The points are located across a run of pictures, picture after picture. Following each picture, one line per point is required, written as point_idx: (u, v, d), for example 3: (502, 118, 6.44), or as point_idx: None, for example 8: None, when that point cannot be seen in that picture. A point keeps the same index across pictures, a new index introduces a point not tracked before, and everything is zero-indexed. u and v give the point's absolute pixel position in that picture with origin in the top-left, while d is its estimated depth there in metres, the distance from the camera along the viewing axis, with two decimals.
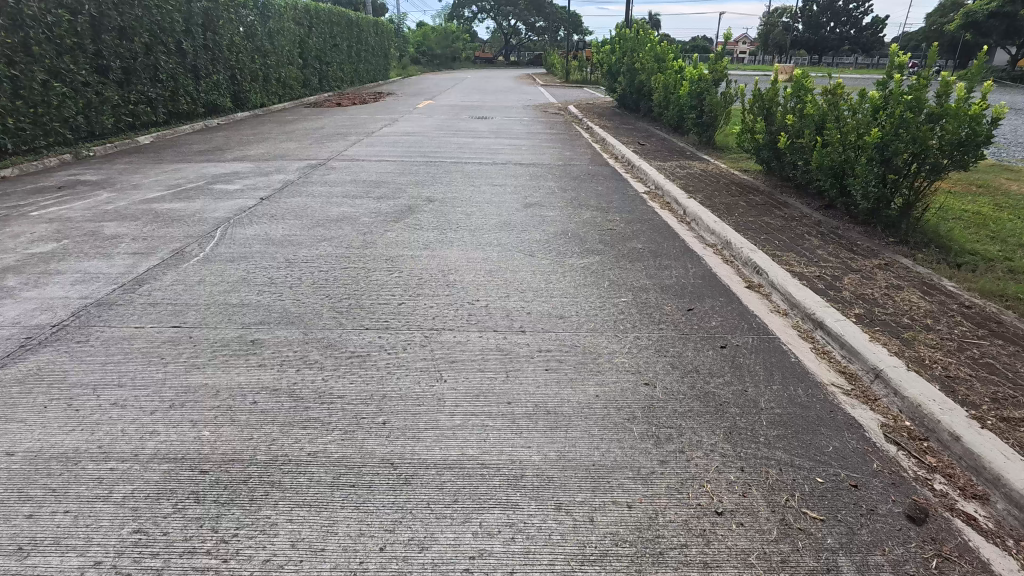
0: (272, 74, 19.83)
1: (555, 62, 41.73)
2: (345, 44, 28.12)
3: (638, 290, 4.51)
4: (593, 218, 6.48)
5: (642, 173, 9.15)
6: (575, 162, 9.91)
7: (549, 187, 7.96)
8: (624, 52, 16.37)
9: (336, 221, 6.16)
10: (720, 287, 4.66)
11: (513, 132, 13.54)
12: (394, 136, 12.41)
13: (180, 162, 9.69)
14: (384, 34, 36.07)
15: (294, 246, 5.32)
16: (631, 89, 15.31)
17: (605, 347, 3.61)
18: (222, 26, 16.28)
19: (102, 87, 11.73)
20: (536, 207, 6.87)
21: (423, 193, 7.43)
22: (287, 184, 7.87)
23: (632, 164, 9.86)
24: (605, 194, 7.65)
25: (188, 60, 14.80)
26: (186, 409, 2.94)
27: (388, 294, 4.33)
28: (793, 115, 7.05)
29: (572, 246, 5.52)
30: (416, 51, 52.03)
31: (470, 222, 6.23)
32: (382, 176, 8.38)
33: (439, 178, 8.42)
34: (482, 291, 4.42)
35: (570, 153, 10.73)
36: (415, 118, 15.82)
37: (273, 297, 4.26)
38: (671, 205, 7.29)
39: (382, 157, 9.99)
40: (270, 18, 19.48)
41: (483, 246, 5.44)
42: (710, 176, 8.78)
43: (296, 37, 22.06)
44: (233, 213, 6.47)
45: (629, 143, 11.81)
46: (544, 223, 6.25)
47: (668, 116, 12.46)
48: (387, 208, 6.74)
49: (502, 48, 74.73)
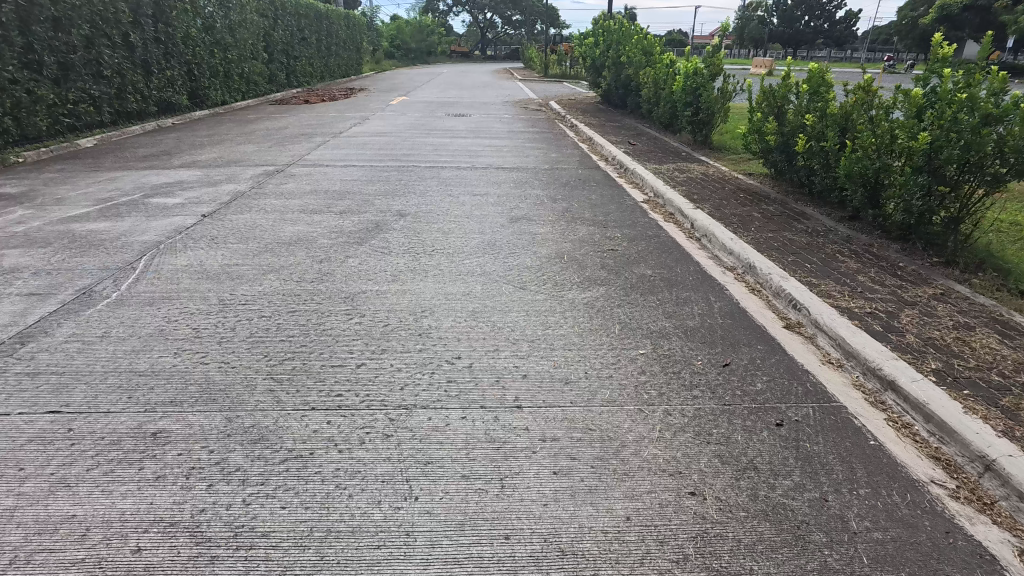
0: (234, 69, 18.59)
1: (532, 56, 40.72)
2: (314, 37, 26.83)
3: (657, 336, 3.65)
4: (591, 236, 5.59)
5: (637, 177, 8.29)
6: (563, 165, 9.01)
7: (537, 197, 7.05)
8: (609, 45, 15.47)
9: (289, 245, 5.20)
10: (756, 329, 3.82)
11: (493, 131, 12.61)
12: (363, 136, 11.38)
13: (117, 170, 8.56)
14: (355, 27, 34.70)
15: (233, 281, 4.36)
16: (617, 83, 14.48)
17: (630, 431, 2.73)
18: (175, 17, 15.01)
19: (33, 85, 10.51)
20: (523, 222, 5.96)
21: (393, 206, 6.48)
22: (237, 196, 6.86)
23: (625, 166, 9.00)
24: (601, 204, 6.78)
25: (137, 55, 13.55)
26: (32, 570, 2.00)
27: (344, 351, 3.39)
28: (812, 115, 6.25)
29: (570, 275, 4.62)
30: (389, 45, 50.68)
31: (447, 243, 5.30)
32: (347, 185, 7.41)
33: (412, 186, 7.45)
34: (465, 343, 3.52)
35: (556, 155, 9.84)
36: (387, 115, 14.79)
37: (192, 359, 3.29)
38: (676, 217, 6.44)
39: (349, 162, 8.97)
40: (231, 9, 18.24)
41: (463, 277, 4.51)
42: (713, 180, 7.96)
43: (260, 30, 20.81)
44: (166, 235, 5.46)
45: (619, 143, 10.96)
46: (535, 243, 5.34)
47: (659, 113, 11.64)
48: (349, 226, 5.78)
49: (478, 41, 73.41)
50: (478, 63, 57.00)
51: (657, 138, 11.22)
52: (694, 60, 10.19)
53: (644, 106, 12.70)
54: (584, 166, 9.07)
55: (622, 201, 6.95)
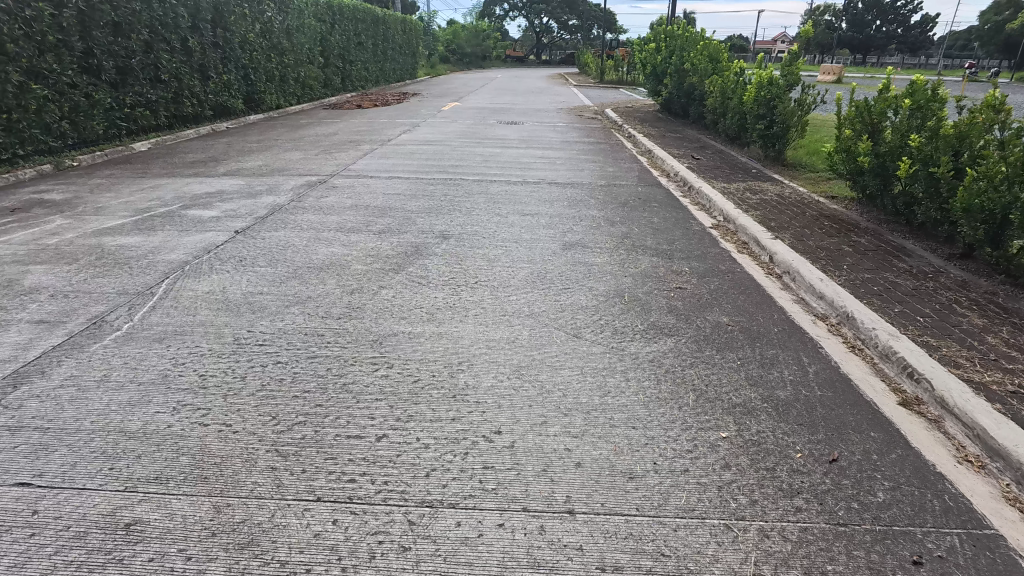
0: (290, 73, 18.73)
1: (588, 62, 40.03)
2: (370, 43, 27.02)
3: (741, 412, 2.99)
4: (655, 269, 4.93)
5: (704, 196, 7.53)
6: (620, 181, 8.34)
7: (592, 218, 6.42)
8: (672, 51, 14.62)
9: (320, 270, 4.76)
10: (866, 408, 3.10)
11: (546, 141, 12.05)
12: (412, 144, 11.02)
13: (163, 177, 8.43)
14: (412, 33, 34.93)
15: (254, 314, 3.94)
16: (680, 92, 13.67)
17: (715, 563, 2.10)
18: (233, 22, 15.20)
19: (92, 89, 10.63)
20: (577, 250, 5.34)
21: (436, 225, 6.00)
22: (274, 210, 6.53)
23: (689, 183, 8.25)
24: (665, 230, 6.07)
25: (194, 59, 13.74)
26: None
27: (363, 416, 2.88)
28: (919, 136, 5.41)
29: (631, 320, 3.98)
30: (446, 49, 50.96)
31: (491, 273, 4.75)
32: (389, 200, 6.97)
33: (458, 202, 6.94)
34: (507, 410, 2.95)
35: (613, 169, 9.17)
36: (438, 122, 14.46)
37: (190, 418, 2.83)
38: (751, 248, 5.70)
39: (394, 173, 8.57)
40: (289, 14, 18.41)
41: (508, 318, 3.94)
42: (792, 203, 7.12)
43: (317, 34, 20.99)
44: (195, 253, 5.13)
45: (681, 157, 10.21)
46: (591, 277, 4.72)
47: (727, 125, 10.81)
48: (386, 249, 5.29)
49: (533, 47, 73.17)
50: (533, 68, 56.64)
51: (723, 152, 10.40)
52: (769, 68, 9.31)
53: (709, 116, 11.88)
54: (643, 182, 8.37)
55: (688, 227, 6.24)
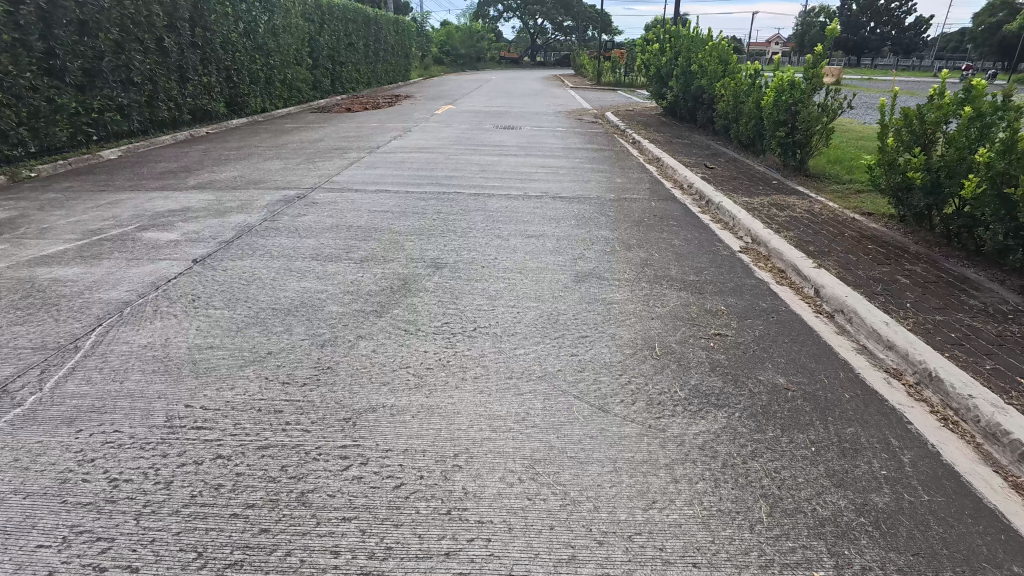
0: (276, 75, 17.92)
1: (585, 63, 39.28)
2: (362, 44, 26.25)
3: (834, 537, 2.22)
4: (686, 309, 4.17)
5: (725, 212, 6.79)
6: (631, 195, 7.58)
7: (606, 241, 5.65)
8: (678, 52, 13.88)
9: (287, 313, 3.97)
10: (995, 523, 2.34)
11: (546, 147, 11.30)
12: (402, 152, 10.24)
13: (125, 191, 7.63)
14: (405, 34, 34.13)
15: (198, 379, 3.16)
16: (686, 94, 12.96)
17: None
18: (213, 21, 14.43)
19: (54, 93, 9.81)
20: (592, 283, 4.58)
21: (426, 251, 5.24)
22: (243, 232, 5.74)
23: (706, 196, 7.51)
24: (690, 256, 5.30)
25: (171, 60, 12.95)
26: None
27: (323, 551, 2.10)
28: (990, 150, 4.69)
29: (668, 385, 3.22)
30: (439, 50, 50.19)
31: (493, 316, 3.98)
32: (374, 219, 6.18)
33: (451, 223, 6.15)
34: (518, 535, 2.18)
35: (621, 180, 8.40)
36: (431, 127, 13.69)
37: (82, 560, 2.05)
38: (790, 277, 4.96)
39: (381, 186, 7.78)
40: (275, 13, 17.63)
41: (515, 384, 3.17)
42: (825, 221, 6.39)
43: (305, 34, 20.21)
44: (142, 290, 4.35)
45: (694, 165, 9.48)
46: (612, 321, 3.95)
47: (741, 131, 10.10)
48: (368, 284, 4.50)
49: (528, 48, 72.51)
50: (528, 70, 55.96)
51: (738, 160, 9.69)
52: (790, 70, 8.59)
53: (720, 122, 11.15)
54: (656, 196, 7.61)
55: (715, 251, 5.48)
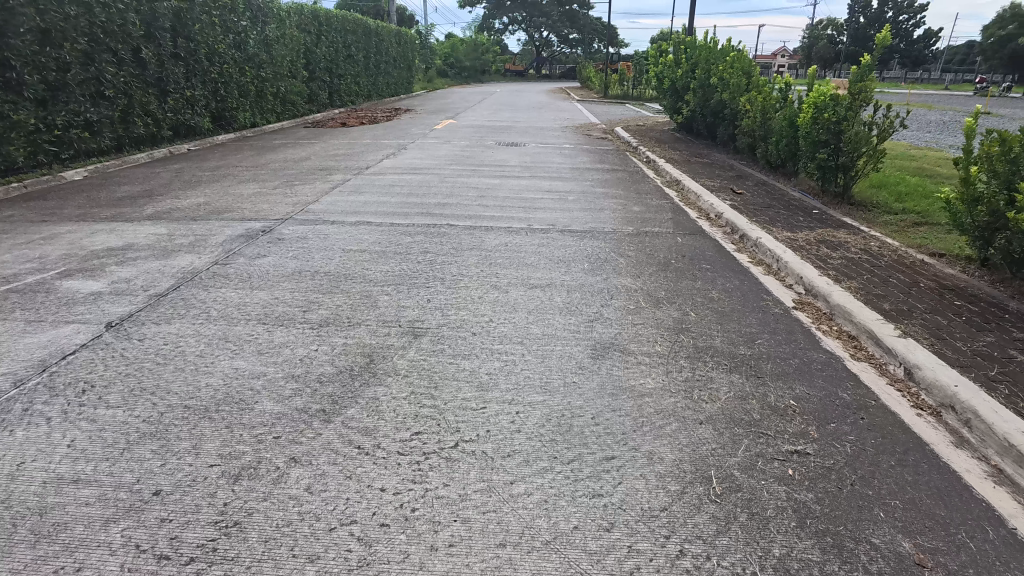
0: (268, 87, 17.05)
1: (592, 75, 38.48)
2: (362, 56, 25.48)
3: None
4: (744, 406, 3.10)
5: (766, 250, 5.74)
6: (652, 228, 6.52)
7: (627, 294, 4.60)
8: (694, 63, 12.90)
9: (203, 413, 2.93)
10: None
11: (552, 167, 10.30)
12: (393, 173, 9.26)
13: (69, 222, 6.65)
14: (408, 46, 33.43)
15: (33, 550, 2.10)
16: (705, 109, 11.95)
17: None
18: (198, 31, 13.57)
19: (9, 108, 8.89)
20: (613, 360, 3.53)
21: (404, 308, 4.20)
22: (185, 279, 4.72)
23: (740, 228, 6.46)
24: (735, 317, 4.23)
25: (149, 73, 12.07)
26: None
27: None
28: None
29: (739, 556, 2.15)
30: (444, 63, 49.54)
31: (481, 419, 2.91)
32: (347, 262, 5.15)
33: (439, 266, 5.11)
34: None
35: (638, 209, 7.36)
36: (428, 144, 12.74)
37: None
38: (866, 348, 3.90)
39: (363, 216, 6.75)
40: (266, 23, 16.83)
41: (510, 559, 2.10)
42: (890, 263, 5.31)
43: (300, 46, 19.42)
44: (24, 371, 3.32)
45: (719, 190, 8.43)
46: (646, 427, 2.89)
47: (771, 150, 9.06)
48: (323, 361, 3.46)
49: (533, 60, 71.95)
50: (534, 82, 55.25)
51: (769, 184, 8.64)
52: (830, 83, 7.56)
53: (744, 140, 10.13)
54: (681, 229, 6.54)
55: (764, 309, 4.41)
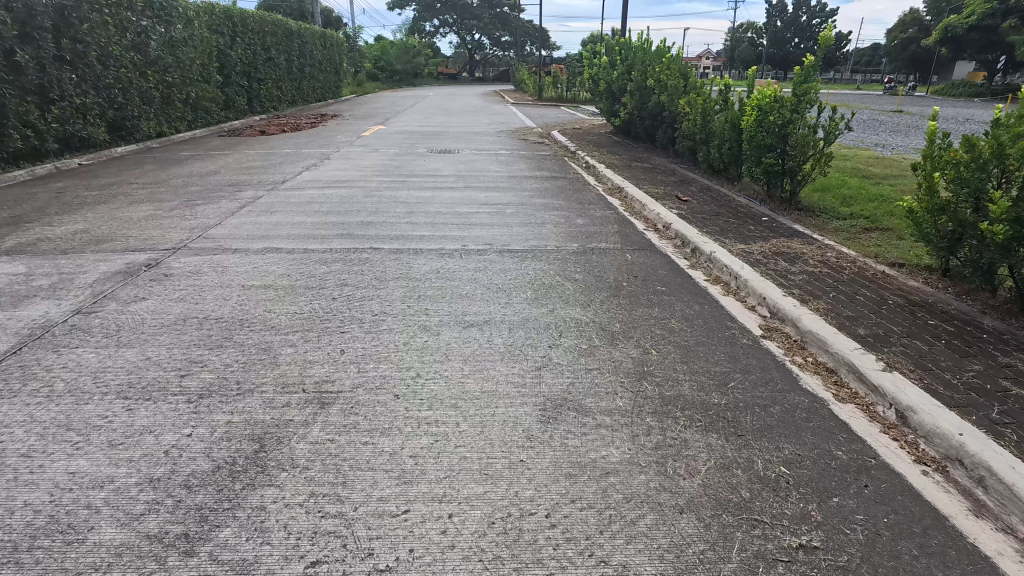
0: (175, 93, 15.59)
1: (526, 78, 38.20)
2: (283, 59, 24.05)
3: None
4: (729, 480, 2.53)
5: (722, 266, 5.30)
6: (598, 244, 5.98)
7: (578, 328, 3.98)
8: (631, 64, 12.57)
9: (7, 556, 2.09)
10: None
11: (488, 176, 9.65)
12: (311, 188, 8.36)
13: None
14: (334, 49, 32.05)
15: None
16: (643, 111, 11.62)
17: None
18: (88, 31, 12.12)
19: None
20: (567, 425, 2.90)
21: (311, 365, 3.43)
22: (30, 337, 3.76)
23: (690, 241, 6.01)
24: (702, 354, 3.70)
25: (26, 78, 10.60)
26: None
27: None
28: None
29: None
30: (374, 67, 48.13)
31: (403, 531, 2.22)
32: (245, 303, 4.31)
33: (358, 303, 4.34)
34: None
35: (582, 222, 6.80)
36: (353, 153, 11.82)
37: None
38: (848, 384, 3.45)
39: (272, 240, 5.87)
40: (170, 23, 15.39)
41: None
42: (852, 277, 4.96)
43: (212, 47, 17.97)
44: None
45: (665, 197, 8.02)
46: (616, 524, 2.27)
47: (715, 154, 8.76)
48: (196, 451, 2.66)
49: (466, 63, 71.25)
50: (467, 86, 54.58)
51: (713, 190, 8.31)
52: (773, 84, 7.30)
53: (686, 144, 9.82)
54: (629, 244, 6.02)
55: (732, 340, 3.90)
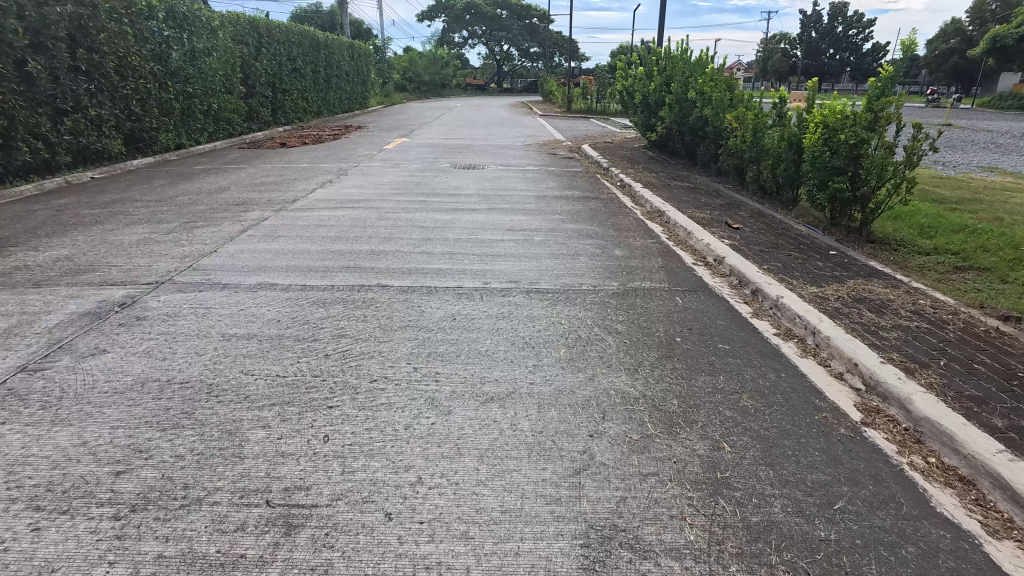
0: (195, 103, 15.25)
1: (554, 89, 37.53)
2: (309, 69, 23.78)
3: None
4: None
5: (793, 316, 4.43)
6: (642, 282, 5.14)
7: (625, 406, 3.15)
8: (669, 75, 11.74)
9: None
10: None
11: (514, 196, 8.89)
12: (322, 208, 7.70)
13: None
14: (362, 60, 31.82)
15: None
16: (682, 125, 10.76)
17: None
18: (105, 41, 11.77)
19: None
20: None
21: (284, 458, 2.68)
22: None
23: (751, 281, 5.13)
24: (790, 451, 2.85)
25: (37, 89, 10.21)
26: None
27: None
28: None
29: None
30: (401, 77, 48.02)
31: None
32: (218, 361, 3.58)
33: (354, 363, 3.58)
34: None
35: (621, 253, 5.96)
36: (372, 168, 11.18)
37: None
38: (997, 507, 2.57)
39: (268, 273, 5.17)
40: (193, 32, 15.08)
41: None
42: (961, 337, 4.04)
43: (236, 57, 17.67)
44: None
45: (712, 224, 7.15)
46: None
47: (768, 174, 7.86)
48: None
49: (495, 73, 71.06)
50: (495, 98, 54.18)
51: (767, 216, 7.41)
52: (842, 98, 6.42)
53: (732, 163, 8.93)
54: (676, 283, 5.17)
55: (826, 429, 3.04)
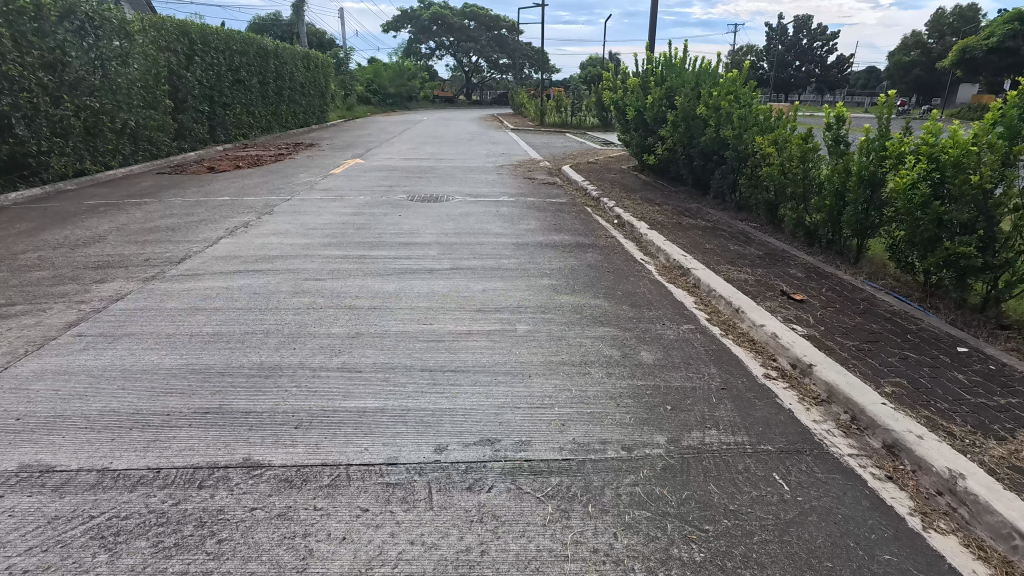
0: (105, 119, 12.81)
1: (524, 102, 35.76)
2: (257, 81, 21.43)
3: None
4: None
5: (1005, 530, 2.42)
6: (706, 434, 3.06)
7: None
8: (670, 88, 9.85)
9: None
10: None
11: (485, 244, 6.81)
12: (217, 273, 5.48)
13: None
14: (320, 71, 29.50)
15: None
16: (691, 148, 8.85)
17: None
18: None
19: None
20: None
21: None
22: None
23: (881, 425, 3.12)
24: None
25: None
26: None
27: None
28: None
29: None
30: (366, 90, 45.65)
31: None
32: None
33: None
34: None
35: (653, 360, 3.89)
36: (308, 202, 8.98)
37: None
38: None
39: (50, 437, 2.93)
40: (99, 36, 12.67)
41: None
42: None
43: (161, 67, 15.26)
44: None
45: (764, 292, 5.13)
46: None
47: (825, 218, 5.93)
48: None
49: (464, 86, 69.16)
50: (465, 111, 52.23)
51: (832, 278, 5.46)
52: (954, 122, 4.51)
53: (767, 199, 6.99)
54: (761, 431, 3.10)
55: None
